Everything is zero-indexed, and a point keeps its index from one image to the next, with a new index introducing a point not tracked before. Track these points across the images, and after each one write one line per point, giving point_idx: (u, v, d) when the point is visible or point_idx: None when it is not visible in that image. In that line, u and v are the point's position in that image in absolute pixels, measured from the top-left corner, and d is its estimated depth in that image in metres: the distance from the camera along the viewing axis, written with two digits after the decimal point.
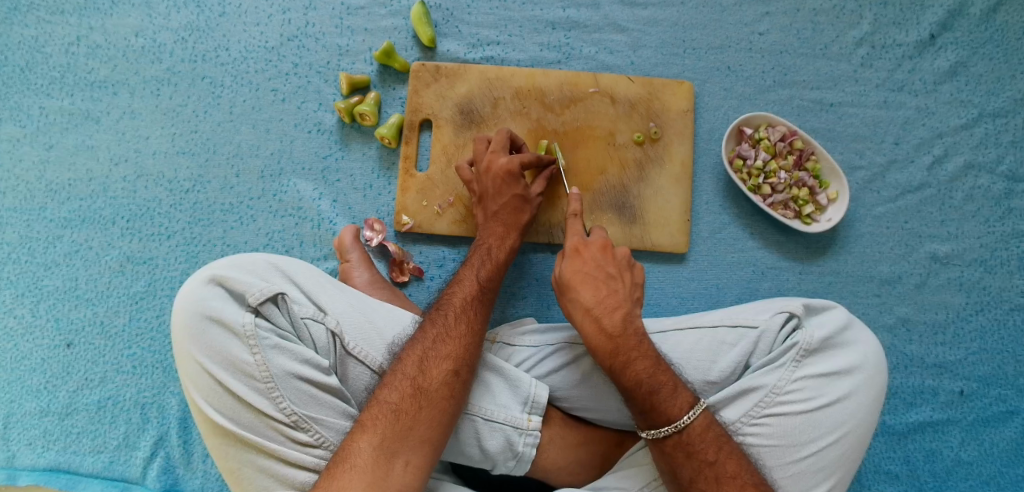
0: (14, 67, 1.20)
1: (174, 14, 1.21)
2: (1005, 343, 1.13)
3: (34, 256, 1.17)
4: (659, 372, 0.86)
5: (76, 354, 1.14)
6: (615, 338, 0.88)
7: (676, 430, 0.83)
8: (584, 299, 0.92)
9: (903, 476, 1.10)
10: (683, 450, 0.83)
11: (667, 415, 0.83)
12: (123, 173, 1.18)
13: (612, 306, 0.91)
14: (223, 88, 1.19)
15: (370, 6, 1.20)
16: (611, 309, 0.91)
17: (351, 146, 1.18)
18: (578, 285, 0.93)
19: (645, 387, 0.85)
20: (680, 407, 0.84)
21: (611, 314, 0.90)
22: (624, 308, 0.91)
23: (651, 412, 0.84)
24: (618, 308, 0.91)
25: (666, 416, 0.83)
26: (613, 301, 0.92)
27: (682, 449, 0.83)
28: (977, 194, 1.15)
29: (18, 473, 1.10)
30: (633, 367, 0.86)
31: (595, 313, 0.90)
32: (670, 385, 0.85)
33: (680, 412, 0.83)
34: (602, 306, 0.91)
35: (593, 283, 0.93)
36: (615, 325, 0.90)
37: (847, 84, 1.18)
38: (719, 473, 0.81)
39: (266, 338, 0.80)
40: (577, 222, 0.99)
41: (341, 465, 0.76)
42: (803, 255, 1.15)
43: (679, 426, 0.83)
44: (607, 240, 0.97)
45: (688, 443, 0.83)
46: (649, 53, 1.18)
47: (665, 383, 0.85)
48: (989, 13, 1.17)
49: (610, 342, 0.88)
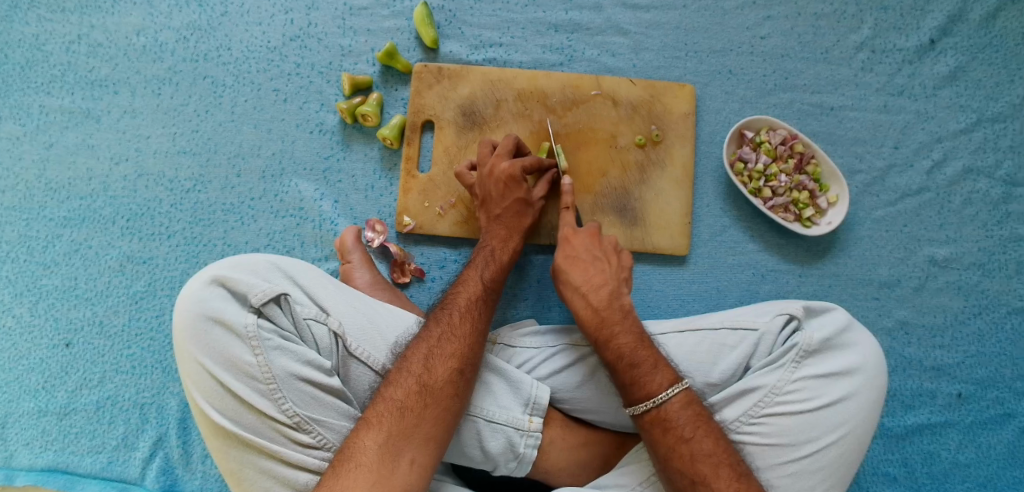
0: (14, 65, 1.19)
1: (176, 13, 1.20)
2: (1003, 346, 1.14)
3: (34, 255, 1.16)
4: (641, 348, 0.88)
5: (75, 354, 1.14)
6: (601, 311, 0.92)
7: (653, 405, 0.83)
8: (573, 279, 0.96)
9: (901, 478, 1.11)
10: (661, 426, 0.83)
11: (647, 389, 0.84)
12: (124, 172, 1.18)
13: (599, 283, 0.95)
14: (224, 87, 1.19)
15: (373, 7, 1.20)
16: (598, 286, 0.95)
17: (353, 146, 1.18)
18: (568, 268, 0.97)
19: (626, 360, 0.87)
20: (660, 382, 0.84)
21: (597, 289, 0.94)
22: (610, 285, 0.95)
23: (631, 386, 0.86)
24: (604, 284, 0.95)
25: (646, 391, 0.84)
26: (599, 279, 0.96)
27: (660, 424, 0.83)
28: (976, 198, 1.16)
29: (16, 472, 1.10)
30: (616, 341, 0.89)
31: (582, 290, 0.95)
32: (652, 361, 0.87)
33: (658, 388, 0.84)
34: (590, 284, 0.95)
35: (580, 264, 0.97)
36: (601, 300, 0.93)
37: (848, 88, 1.18)
38: (694, 451, 0.80)
39: (268, 339, 0.80)
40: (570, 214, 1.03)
41: (345, 463, 0.75)
42: (802, 258, 1.15)
43: (657, 401, 0.83)
44: (594, 228, 1.01)
45: (665, 419, 0.83)
46: (651, 56, 1.19)
47: (648, 358, 0.87)
48: (988, 19, 1.18)
49: (595, 315, 0.92)
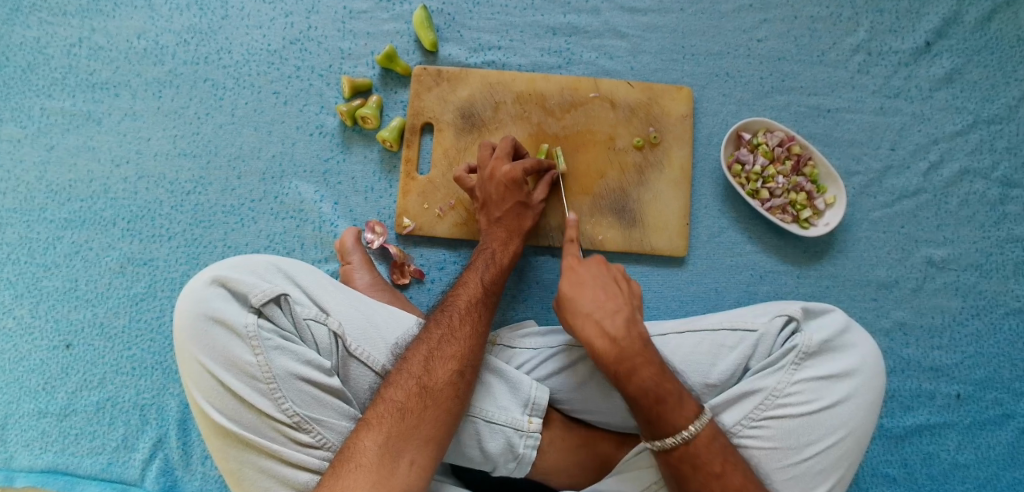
0: (15, 68, 1.20)
1: (177, 16, 1.21)
2: (1001, 346, 1.14)
3: (34, 257, 1.16)
4: (664, 381, 0.84)
5: (75, 355, 1.14)
6: (619, 342, 0.86)
7: (681, 442, 0.81)
8: (584, 305, 0.89)
9: (900, 479, 1.11)
10: (690, 463, 0.82)
11: (674, 425, 0.82)
12: (125, 174, 1.18)
13: (613, 310, 0.89)
14: (225, 90, 1.20)
15: (373, 11, 1.21)
16: (612, 313, 0.88)
17: (353, 148, 1.18)
18: (577, 294, 0.90)
19: (652, 396, 0.82)
20: (686, 417, 0.82)
21: (612, 317, 0.88)
22: (625, 311, 0.89)
23: (656, 422, 0.82)
24: (619, 311, 0.89)
25: (673, 427, 0.82)
26: (613, 305, 0.89)
27: (688, 461, 0.81)
28: (973, 199, 1.16)
29: (16, 474, 1.10)
30: (638, 375, 0.84)
31: (596, 317, 0.88)
32: (677, 394, 0.83)
33: (686, 422, 0.82)
34: (603, 310, 0.89)
35: (591, 289, 0.91)
36: (617, 329, 0.87)
37: (844, 90, 1.19)
38: (726, 486, 0.81)
39: (268, 339, 0.81)
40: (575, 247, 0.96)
41: (345, 463, 0.76)
42: (800, 259, 1.16)
43: (685, 437, 0.81)
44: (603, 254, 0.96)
45: (694, 455, 0.81)
46: (649, 59, 1.20)
47: (672, 393, 0.83)
48: (983, 21, 1.19)
49: (614, 347, 0.86)
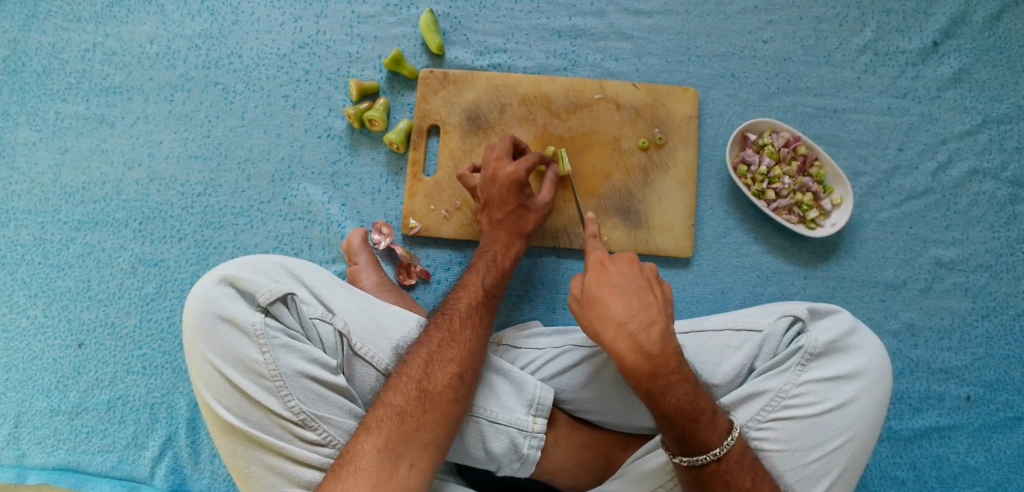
0: (31, 73, 1.23)
1: (188, 21, 1.23)
2: (1012, 348, 1.13)
3: (48, 258, 1.19)
4: (699, 398, 0.82)
5: (87, 355, 1.15)
6: (654, 357, 0.83)
7: (714, 458, 0.80)
8: (616, 314, 0.85)
9: (910, 482, 1.10)
10: (721, 479, 0.81)
11: (706, 442, 0.81)
12: (137, 176, 1.20)
13: (647, 321, 0.85)
14: (235, 93, 1.22)
15: (380, 15, 1.22)
16: (646, 324, 0.85)
17: (360, 151, 1.19)
18: (609, 300, 0.87)
19: (686, 415, 0.81)
20: (719, 433, 0.81)
21: (647, 329, 0.84)
22: (660, 322, 0.85)
23: (690, 439, 0.80)
24: (653, 322, 0.85)
25: (706, 443, 0.81)
26: (647, 315, 0.85)
27: (720, 477, 0.81)
28: (982, 200, 1.15)
29: (28, 471, 1.12)
30: (672, 393, 0.81)
31: (630, 329, 0.84)
32: (710, 412, 0.82)
33: (719, 439, 0.81)
34: (637, 322, 0.85)
35: (623, 296, 0.87)
36: (653, 343, 0.83)
37: (850, 90, 1.19)
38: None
39: (275, 337, 0.82)
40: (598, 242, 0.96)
41: (345, 467, 0.76)
42: (807, 260, 1.15)
43: (718, 454, 0.80)
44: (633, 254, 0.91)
45: (726, 471, 0.81)
46: (654, 60, 1.20)
47: (705, 410, 0.82)
48: (991, 21, 1.19)
49: (648, 362, 0.82)
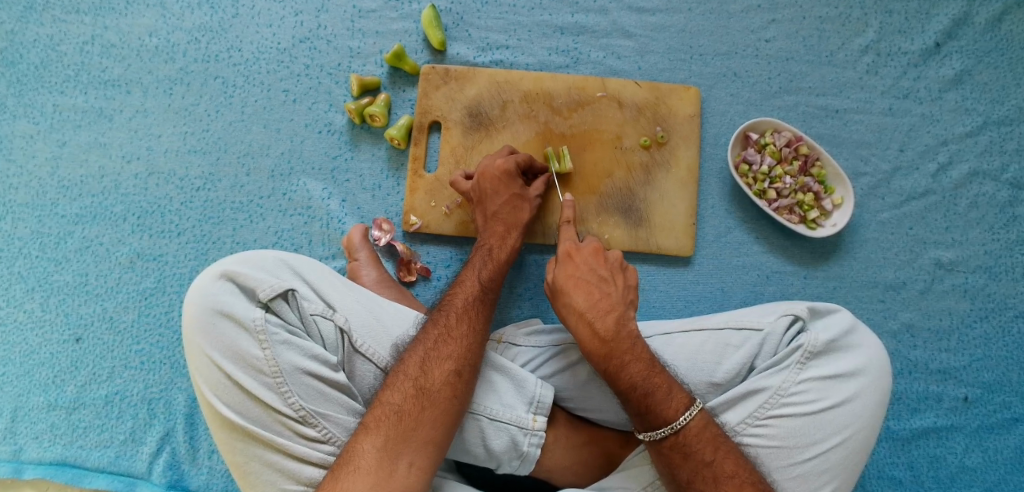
0: (28, 65, 1.22)
1: (188, 15, 1.22)
2: (1009, 350, 1.14)
3: (45, 251, 1.18)
4: (653, 374, 0.86)
5: (85, 349, 1.15)
6: (609, 341, 0.89)
7: (672, 431, 0.83)
8: (577, 304, 0.92)
9: (906, 482, 1.10)
10: (681, 451, 0.82)
11: (663, 417, 0.83)
12: (136, 170, 1.19)
13: (605, 309, 0.91)
14: (235, 88, 1.21)
15: (381, 10, 1.21)
16: (604, 312, 0.91)
17: (361, 146, 1.19)
18: (572, 290, 0.93)
19: (639, 390, 0.85)
20: (675, 408, 0.84)
21: (603, 317, 0.90)
22: (617, 311, 0.91)
23: (647, 414, 0.84)
24: (611, 311, 0.91)
25: (663, 418, 0.83)
26: (606, 304, 0.92)
27: (679, 450, 0.83)
28: (981, 201, 1.16)
29: (24, 466, 1.11)
30: (627, 371, 0.86)
31: (588, 317, 0.91)
32: (665, 387, 0.85)
33: (676, 414, 0.83)
34: (595, 309, 0.91)
35: (584, 287, 0.93)
36: (608, 328, 0.90)
37: (852, 90, 1.19)
38: (717, 473, 0.80)
39: (276, 334, 0.81)
40: (569, 228, 1.02)
41: (344, 466, 0.76)
42: (808, 260, 1.15)
43: (676, 427, 0.83)
44: (598, 244, 0.98)
45: (685, 444, 0.82)
46: (656, 59, 1.20)
47: (660, 385, 0.85)
48: (994, 22, 1.19)
49: (602, 346, 0.88)
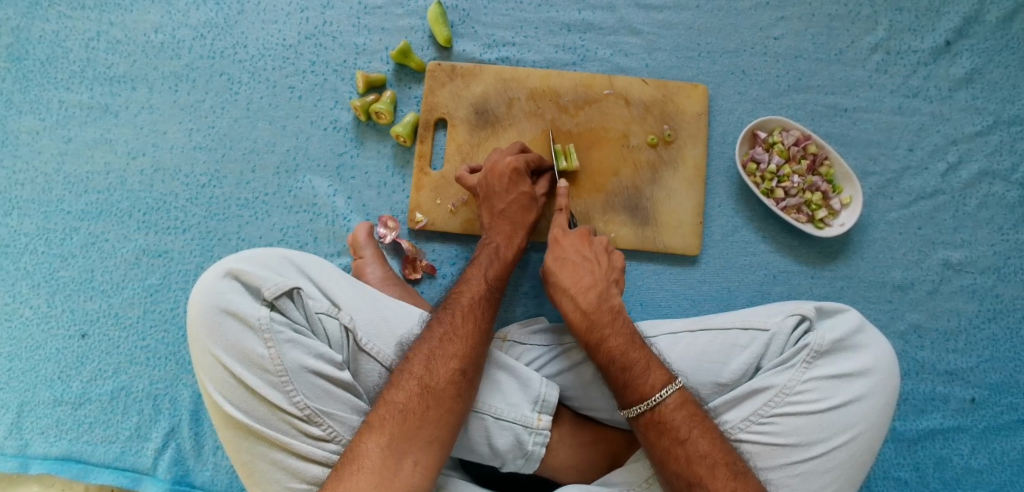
0: (35, 60, 1.21)
1: (194, 10, 1.22)
2: (1018, 351, 1.13)
3: (51, 247, 1.18)
4: (633, 350, 0.87)
5: (90, 345, 1.15)
6: (590, 314, 0.91)
7: (648, 408, 0.83)
8: (562, 282, 0.95)
9: (912, 483, 1.09)
10: (656, 429, 0.82)
11: (639, 393, 0.83)
12: (141, 166, 1.19)
13: (587, 285, 0.93)
14: (241, 84, 1.21)
15: (388, 6, 1.21)
16: (586, 288, 0.93)
17: (367, 143, 1.19)
18: (558, 270, 0.96)
19: (618, 363, 0.86)
20: (653, 385, 0.83)
21: (586, 292, 0.92)
22: (599, 287, 0.93)
23: (624, 390, 0.85)
24: (592, 286, 0.93)
25: (639, 394, 0.83)
26: (589, 281, 0.94)
27: (655, 427, 0.82)
28: (991, 201, 1.15)
29: (30, 461, 1.11)
30: (607, 344, 0.88)
31: (571, 293, 0.93)
32: (644, 362, 0.85)
33: (652, 390, 0.83)
34: (579, 285, 0.93)
35: (570, 267, 0.96)
36: (590, 303, 0.91)
37: (862, 89, 1.18)
38: (690, 452, 0.79)
39: (280, 332, 0.81)
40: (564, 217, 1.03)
41: (348, 466, 0.76)
42: (815, 259, 1.15)
43: (651, 404, 0.82)
44: (585, 230, 1.00)
45: (660, 422, 0.82)
46: (664, 56, 1.19)
47: (640, 360, 0.86)
48: (1005, 21, 1.17)
49: (584, 318, 0.90)
